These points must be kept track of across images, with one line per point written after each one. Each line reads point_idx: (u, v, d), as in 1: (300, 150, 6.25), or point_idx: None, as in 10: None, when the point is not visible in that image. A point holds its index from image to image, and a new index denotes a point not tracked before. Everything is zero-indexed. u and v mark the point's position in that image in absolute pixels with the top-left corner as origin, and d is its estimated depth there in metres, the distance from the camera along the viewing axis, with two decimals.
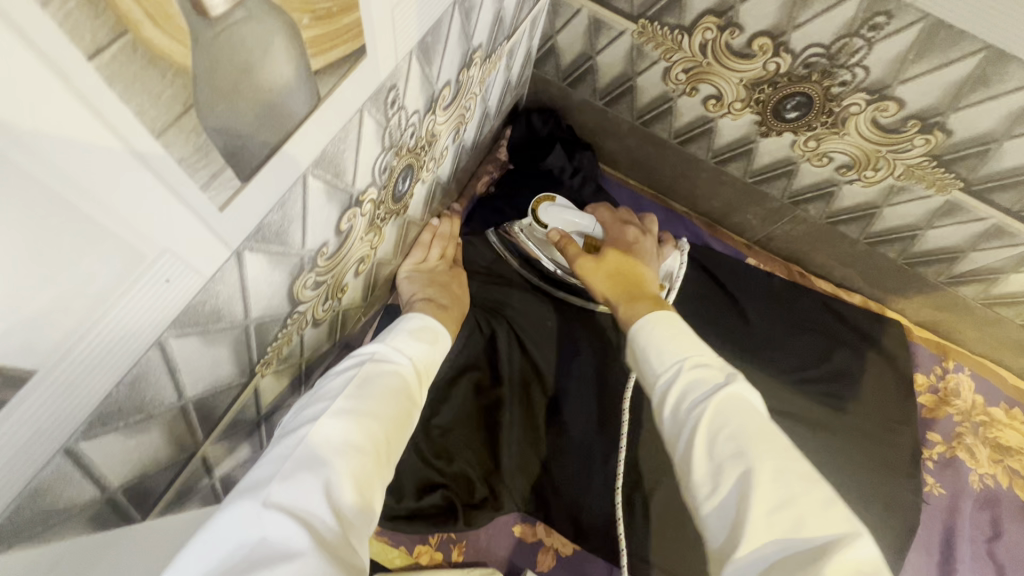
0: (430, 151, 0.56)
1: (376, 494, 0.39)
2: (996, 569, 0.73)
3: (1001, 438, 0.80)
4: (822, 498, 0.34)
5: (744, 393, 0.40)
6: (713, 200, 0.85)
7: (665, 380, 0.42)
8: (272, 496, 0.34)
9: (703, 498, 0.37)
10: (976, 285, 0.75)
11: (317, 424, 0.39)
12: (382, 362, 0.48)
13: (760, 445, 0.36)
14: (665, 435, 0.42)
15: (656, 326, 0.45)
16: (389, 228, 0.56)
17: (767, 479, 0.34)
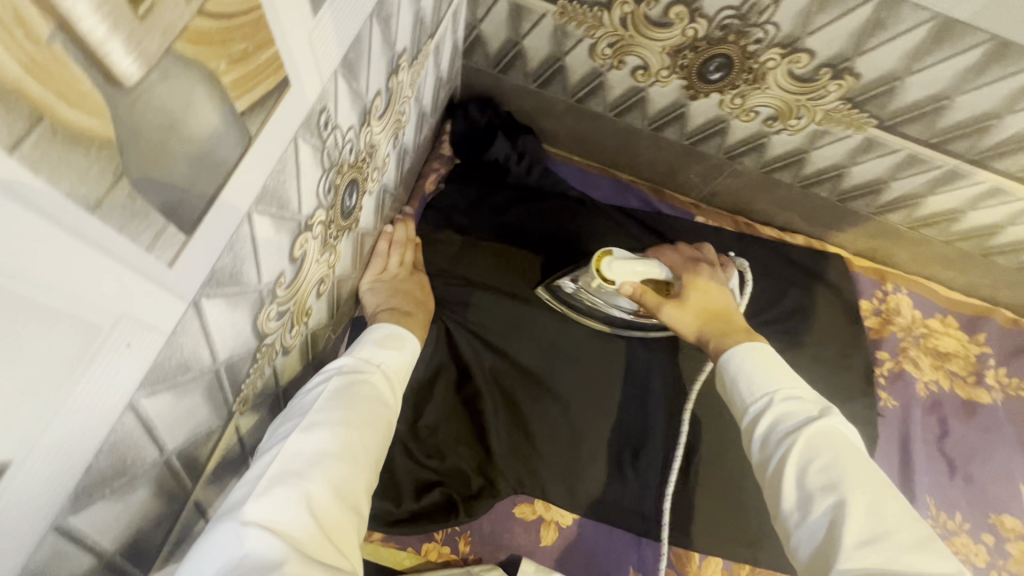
0: (372, 162, 0.55)
1: (358, 493, 0.43)
2: (947, 463, 0.81)
3: (939, 345, 0.88)
4: (920, 538, 0.38)
5: (839, 428, 0.45)
6: (655, 165, 0.88)
7: (758, 408, 0.48)
8: (251, 512, 0.38)
9: (794, 521, 0.43)
10: (901, 212, 0.81)
11: (289, 441, 0.43)
12: (354, 372, 0.51)
13: (855, 480, 0.41)
14: (751, 454, 0.49)
15: (747, 358, 0.52)
16: (344, 244, 0.56)
17: (861, 511, 0.39)
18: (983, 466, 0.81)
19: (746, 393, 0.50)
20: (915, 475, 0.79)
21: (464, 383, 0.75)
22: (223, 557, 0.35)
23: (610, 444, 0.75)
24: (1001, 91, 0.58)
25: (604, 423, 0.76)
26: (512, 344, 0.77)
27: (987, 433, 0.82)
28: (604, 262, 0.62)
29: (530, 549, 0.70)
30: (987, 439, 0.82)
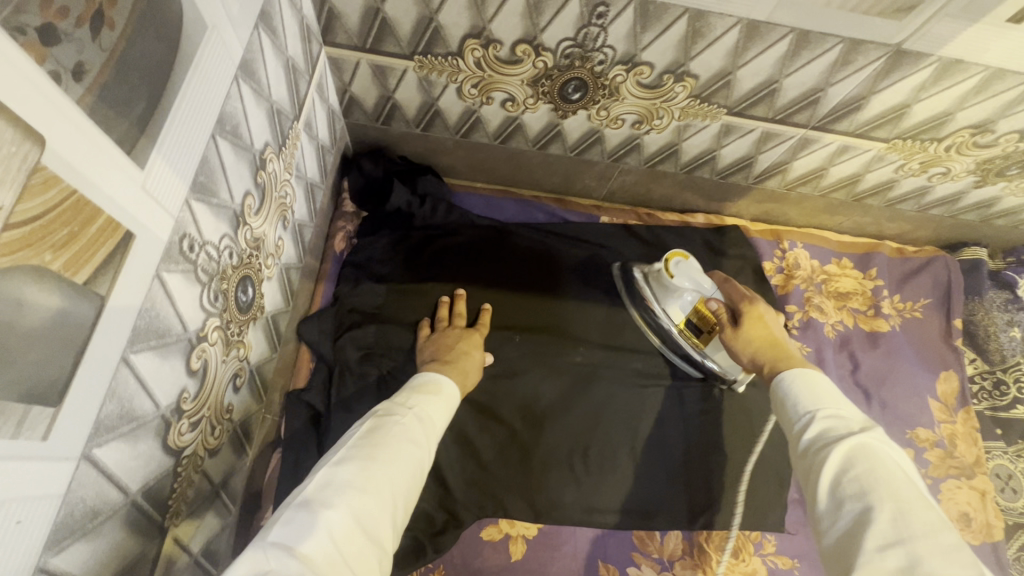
0: (262, 252, 0.58)
1: (378, 523, 0.46)
2: (863, 392, 0.89)
3: (840, 287, 0.96)
4: (950, 548, 0.38)
5: (880, 447, 0.46)
6: (552, 178, 0.94)
7: (803, 420, 0.52)
8: (281, 532, 0.42)
9: (826, 525, 0.44)
10: (777, 177, 0.88)
11: (321, 473, 0.48)
12: (386, 414, 0.56)
13: (888, 489, 0.42)
14: (797, 464, 0.51)
15: (797, 376, 0.56)
16: (253, 334, 0.58)
17: (889, 517, 0.40)
18: (893, 389, 0.89)
19: (796, 408, 0.54)
20: None
21: None
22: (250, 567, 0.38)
23: (561, 450, 0.80)
24: (816, 69, 0.65)
25: (552, 432, 0.81)
26: None
27: (891, 357, 0.91)
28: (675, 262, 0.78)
29: (502, 566, 0.74)
30: (892, 363, 0.91)
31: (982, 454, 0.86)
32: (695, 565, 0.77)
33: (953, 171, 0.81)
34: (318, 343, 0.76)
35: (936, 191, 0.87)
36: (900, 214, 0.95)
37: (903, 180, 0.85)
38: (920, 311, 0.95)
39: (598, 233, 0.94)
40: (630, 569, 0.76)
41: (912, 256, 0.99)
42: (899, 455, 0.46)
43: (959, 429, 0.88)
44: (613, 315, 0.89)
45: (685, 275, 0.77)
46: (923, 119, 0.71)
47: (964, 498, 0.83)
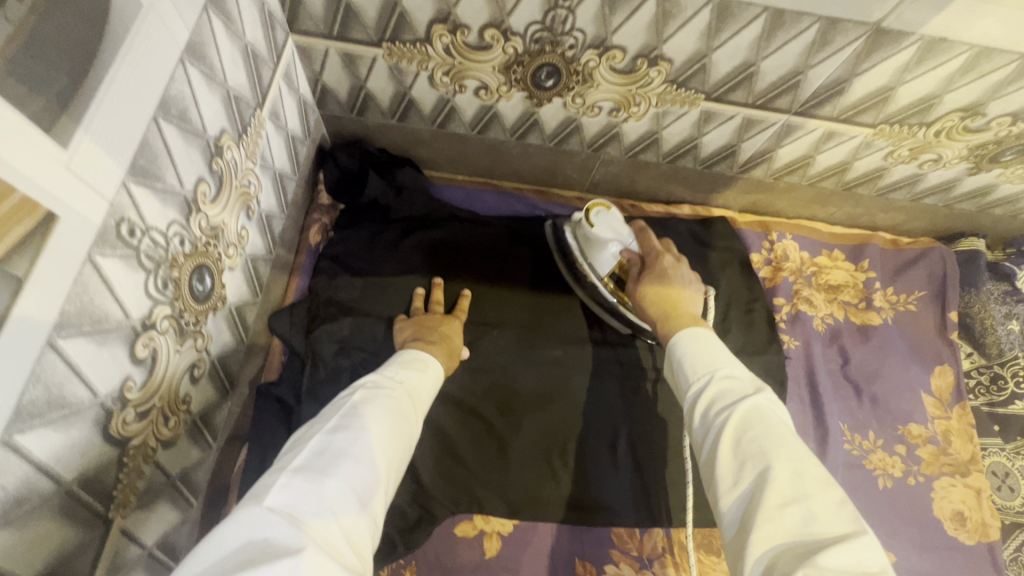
0: (221, 240, 0.57)
1: (376, 496, 0.47)
2: (853, 387, 0.86)
3: (830, 280, 0.93)
4: (835, 503, 0.40)
5: (768, 407, 0.48)
6: (532, 169, 0.92)
7: (699, 385, 0.52)
8: (279, 498, 0.41)
9: (724, 489, 0.45)
10: (762, 166, 0.85)
11: (319, 441, 0.48)
12: (376, 386, 0.56)
13: (779, 449, 0.43)
14: (693, 432, 0.51)
15: (690, 341, 0.57)
16: (212, 324, 0.57)
17: (786, 477, 0.42)
18: (884, 383, 0.86)
19: (689, 370, 0.54)
20: (825, 406, 0.84)
21: None
22: (248, 535, 0.38)
23: (539, 445, 0.78)
24: (794, 50, 0.62)
25: (531, 428, 0.79)
26: None
27: (883, 351, 0.88)
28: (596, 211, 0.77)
29: (474, 564, 0.72)
30: (884, 357, 0.88)
31: (977, 451, 0.83)
32: (673, 564, 0.76)
33: (945, 157, 0.78)
34: (290, 336, 0.75)
35: (928, 179, 0.84)
36: (893, 204, 0.92)
37: (893, 167, 0.82)
38: (914, 303, 0.92)
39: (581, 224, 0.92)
40: (607, 568, 0.74)
41: (906, 248, 0.96)
42: (779, 411, 0.48)
43: (953, 425, 0.85)
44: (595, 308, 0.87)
45: (608, 225, 0.77)
46: (909, 102, 0.68)
47: (957, 496, 0.80)
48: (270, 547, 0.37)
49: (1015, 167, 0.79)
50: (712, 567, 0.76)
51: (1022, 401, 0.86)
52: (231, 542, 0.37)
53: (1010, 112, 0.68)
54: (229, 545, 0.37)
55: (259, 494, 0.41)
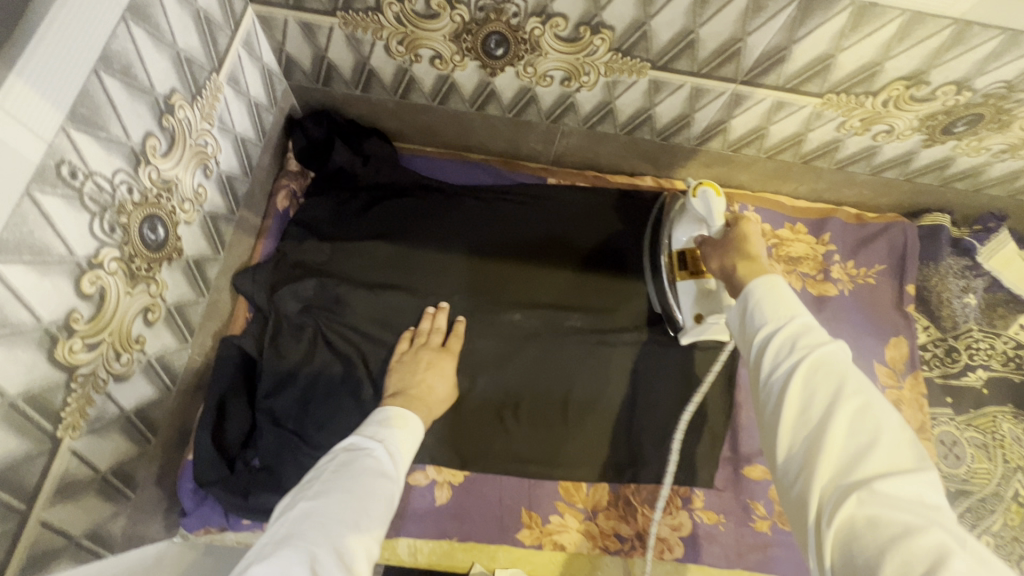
0: (175, 194, 0.61)
1: (357, 562, 0.48)
2: None
3: (791, 252, 0.94)
4: (907, 442, 0.39)
5: (843, 353, 0.44)
6: (496, 140, 0.95)
7: (774, 326, 0.47)
8: (260, 571, 0.44)
9: (790, 428, 0.42)
10: (718, 138, 0.87)
11: (299, 512, 0.51)
12: (356, 450, 0.59)
13: (857, 390, 0.41)
14: (756, 368, 0.47)
15: (772, 284, 0.50)
16: (168, 273, 0.61)
17: (853, 416, 0.40)
18: None
19: (761, 311, 0.49)
20: None
21: (348, 377, 0.78)
22: None
23: (491, 404, 0.81)
24: (729, 16, 0.64)
25: (489, 388, 0.81)
26: (385, 332, 0.82)
27: (837, 321, 0.89)
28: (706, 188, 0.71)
29: (426, 509, 0.77)
30: (837, 327, 0.89)
31: (927, 420, 0.84)
32: (617, 516, 0.79)
33: (897, 129, 0.79)
34: (253, 295, 0.79)
35: (884, 152, 0.85)
36: (854, 178, 0.92)
37: (847, 139, 0.83)
38: (873, 277, 0.92)
39: (545, 192, 0.95)
40: (552, 518, 0.78)
41: (870, 222, 0.96)
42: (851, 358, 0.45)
43: (905, 395, 0.86)
44: (569, 275, 0.88)
45: (704, 204, 0.70)
46: (851, 70, 0.69)
47: None
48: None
49: (968, 139, 0.79)
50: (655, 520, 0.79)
51: (973, 373, 0.88)
52: None
53: (952, 80, 0.69)
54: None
55: (243, 569, 0.46)
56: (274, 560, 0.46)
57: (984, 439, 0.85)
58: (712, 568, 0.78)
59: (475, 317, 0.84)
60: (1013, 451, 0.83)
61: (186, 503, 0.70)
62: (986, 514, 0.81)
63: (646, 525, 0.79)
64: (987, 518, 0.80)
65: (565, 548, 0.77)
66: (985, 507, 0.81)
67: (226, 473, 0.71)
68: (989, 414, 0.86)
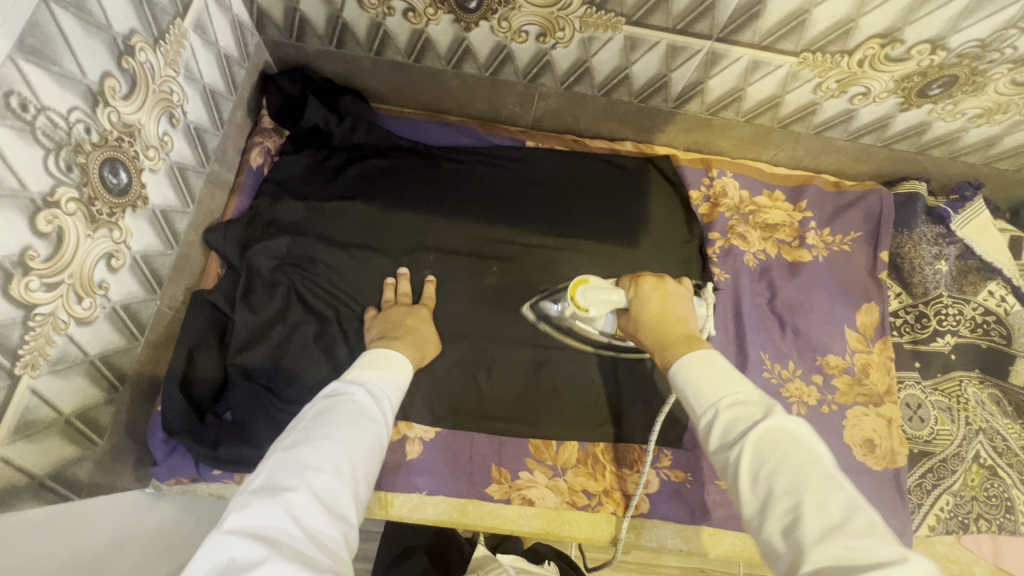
0: (138, 140, 0.60)
1: (345, 506, 0.48)
2: (778, 320, 0.89)
3: (767, 218, 0.95)
4: (869, 525, 0.38)
5: (783, 427, 0.45)
6: (474, 101, 0.94)
7: (709, 416, 0.49)
8: (238, 519, 0.43)
9: (757, 531, 0.43)
10: (696, 101, 0.86)
11: (278, 459, 0.49)
12: (337, 394, 0.57)
13: (801, 476, 0.42)
14: (712, 460, 0.49)
15: (694, 369, 0.53)
16: (132, 221, 0.61)
17: (814, 506, 0.40)
18: (809, 316, 0.88)
19: (697, 400, 0.51)
20: (745, 337, 0.87)
21: (324, 333, 0.79)
22: (216, 561, 0.40)
23: (463, 363, 0.82)
24: None
25: (462, 346, 0.82)
26: (360, 290, 0.82)
27: (809, 286, 0.90)
28: (580, 291, 0.72)
29: (398, 464, 0.78)
30: (810, 292, 0.90)
31: (894, 384, 0.86)
32: (586, 473, 0.80)
33: (873, 91, 0.79)
34: (224, 250, 0.78)
35: (861, 116, 0.85)
36: (832, 144, 0.92)
37: (825, 102, 0.83)
38: (848, 244, 0.93)
39: (522, 154, 0.94)
40: (521, 474, 0.79)
41: (848, 189, 0.96)
42: (803, 428, 0.46)
43: (874, 359, 0.87)
44: (547, 241, 0.90)
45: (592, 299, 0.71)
46: (826, 27, 0.69)
47: (868, 424, 0.84)
48: (232, 567, 0.39)
49: (944, 103, 0.79)
50: (623, 477, 0.80)
51: (941, 338, 0.89)
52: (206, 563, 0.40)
53: (927, 38, 0.69)
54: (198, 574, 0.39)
55: (221, 518, 0.43)
56: (257, 507, 0.44)
57: (948, 402, 0.86)
58: (678, 522, 0.80)
59: (449, 277, 0.85)
60: (976, 414, 0.85)
61: (157, 453, 0.71)
62: (946, 473, 0.83)
63: (613, 482, 0.80)
64: (947, 478, 0.83)
65: (534, 502, 0.79)
66: (945, 467, 0.83)
67: (196, 424, 0.71)
68: (955, 378, 0.88)
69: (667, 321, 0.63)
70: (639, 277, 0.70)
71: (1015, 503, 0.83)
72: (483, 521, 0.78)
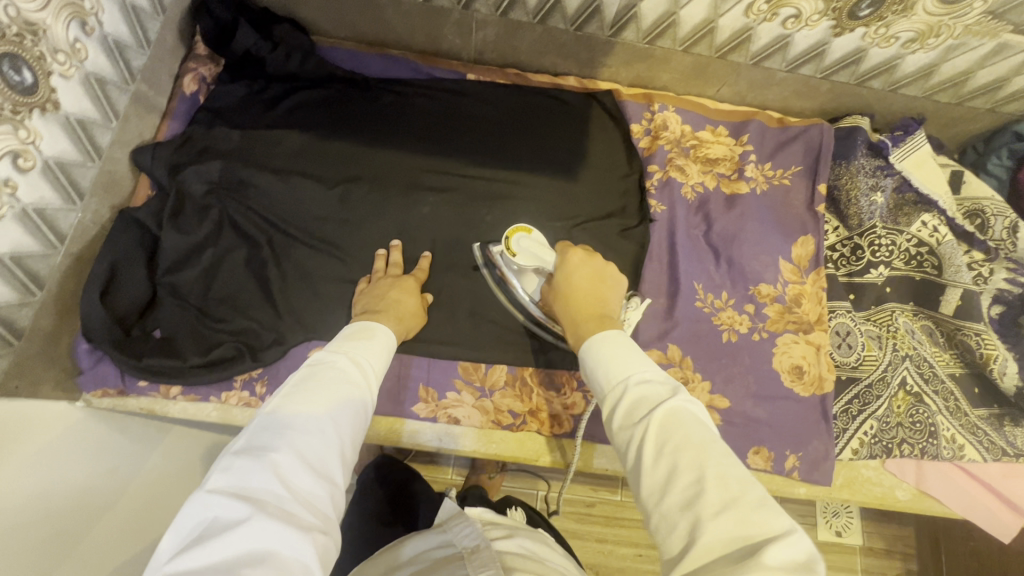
0: (43, 41, 0.60)
1: (332, 469, 0.46)
2: (713, 252, 0.90)
3: (708, 153, 0.94)
4: (760, 499, 0.39)
5: (686, 405, 0.46)
6: (413, 31, 0.94)
7: (617, 396, 0.49)
8: (221, 479, 0.42)
9: (653, 506, 0.43)
10: (631, 28, 0.86)
11: (262, 421, 0.47)
12: (321, 362, 0.55)
13: (701, 451, 0.43)
14: (615, 440, 0.48)
15: (603, 349, 0.53)
16: (41, 124, 0.61)
17: (713, 482, 0.40)
18: (743, 247, 0.89)
19: (604, 380, 0.51)
20: (678, 267, 0.88)
21: (254, 255, 0.80)
22: (199, 520, 0.39)
23: None
24: None
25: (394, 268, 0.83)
26: (292, 216, 0.82)
27: (746, 218, 0.90)
28: (515, 237, 0.74)
29: None
30: (746, 223, 0.90)
31: (825, 313, 0.87)
32: (513, 395, 0.81)
33: (804, 13, 0.78)
34: (155, 171, 0.78)
35: (797, 42, 0.84)
36: (773, 76, 0.92)
37: (758, 27, 0.82)
38: (788, 178, 0.93)
39: (461, 86, 0.94)
40: (448, 394, 0.81)
41: (791, 124, 0.96)
42: (698, 404, 0.48)
43: (807, 290, 0.88)
44: (485, 171, 0.90)
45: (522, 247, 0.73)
46: None
47: (798, 351, 0.85)
48: (217, 525, 0.39)
49: (876, 26, 0.79)
50: (549, 399, 0.81)
51: (875, 270, 0.89)
52: (189, 522, 0.39)
53: None
54: (182, 531, 0.39)
55: (204, 478, 0.42)
56: (240, 468, 0.43)
57: (878, 331, 0.87)
58: (604, 443, 0.82)
59: (383, 205, 0.85)
60: (904, 342, 0.86)
61: (82, 362, 0.73)
62: (871, 399, 0.84)
63: (541, 403, 0.81)
64: (872, 404, 0.84)
65: (460, 421, 0.81)
66: (871, 392, 0.84)
67: (121, 337, 0.72)
68: (887, 309, 0.88)
69: (584, 298, 0.63)
70: (573, 246, 0.71)
71: (938, 429, 0.84)
72: (413, 438, 0.81)
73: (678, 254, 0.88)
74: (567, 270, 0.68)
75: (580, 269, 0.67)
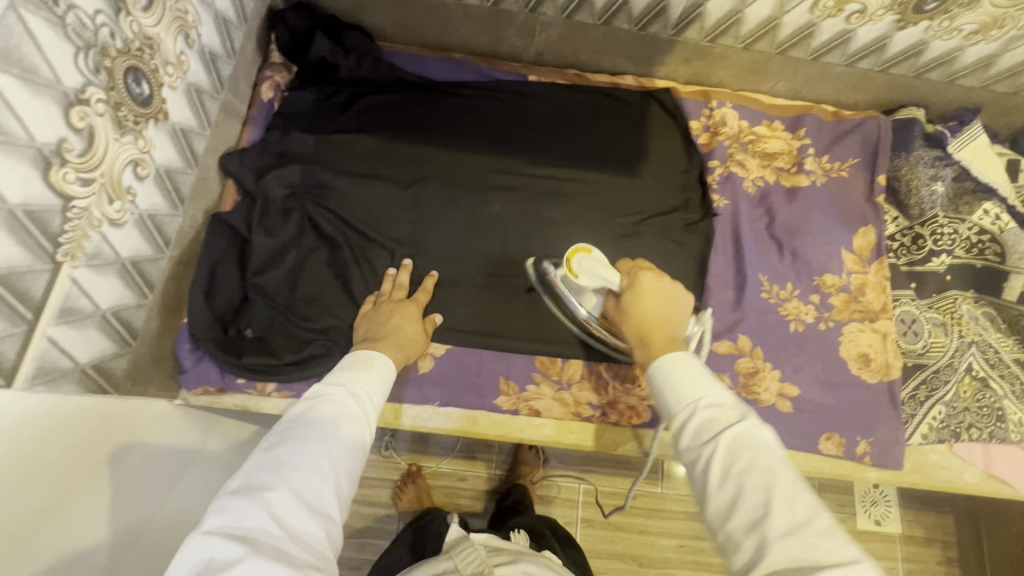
0: (157, 55, 0.63)
1: (329, 503, 0.48)
2: (777, 245, 0.91)
3: (766, 148, 0.96)
4: (828, 527, 0.41)
5: (756, 429, 0.48)
6: (477, 35, 0.96)
7: (685, 415, 0.51)
8: (217, 520, 0.43)
9: (719, 525, 0.46)
10: (695, 26, 0.88)
11: (258, 458, 0.48)
12: (319, 394, 0.56)
13: (772, 476, 0.45)
14: (682, 456, 0.51)
15: (671, 368, 0.54)
16: (154, 133, 0.64)
17: (783, 506, 0.43)
18: (806, 239, 0.91)
19: (672, 398, 0.53)
20: (743, 260, 0.89)
21: (336, 256, 0.83)
22: (195, 561, 0.41)
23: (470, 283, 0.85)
24: None
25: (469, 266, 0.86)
26: (371, 217, 0.85)
27: (808, 210, 0.92)
28: (577, 257, 0.71)
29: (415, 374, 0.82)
30: (808, 216, 0.92)
31: (889, 302, 0.88)
32: (590, 387, 0.84)
33: (869, 8, 0.80)
34: (242, 176, 0.81)
35: (859, 37, 0.86)
36: (830, 71, 0.94)
37: (821, 23, 0.84)
38: (847, 170, 0.95)
39: (524, 87, 0.96)
40: (529, 387, 0.83)
41: (847, 118, 0.97)
42: (768, 429, 0.49)
43: (870, 279, 0.89)
44: (550, 170, 0.92)
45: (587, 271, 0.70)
46: None
47: (865, 339, 0.87)
48: (209, 567, 0.40)
49: (940, 19, 0.81)
50: (626, 391, 0.84)
51: (937, 259, 0.91)
52: (188, 561, 0.41)
53: None
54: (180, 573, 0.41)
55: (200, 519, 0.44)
56: (236, 508, 0.44)
57: (942, 318, 0.89)
58: None
59: (456, 204, 0.87)
60: (969, 328, 0.88)
61: (186, 361, 0.76)
62: (939, 384, 0.86)
63: (618, 396, 0.84)
64: (940, 389, 0.86)
65: (541, 412, 0.83)
66: (938, 377, 0.86)
67: (219, 336, 0.76)
68: (950, 296, 0.90)
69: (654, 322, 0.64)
70: (640, 268, 0.69)
71: (1006, 413, 0.85)
72: (494, 429, 0.84)
73: (744, 249, 0.90)
74: (633, 293, 0.67)
75: (649, 291, 0.67)
